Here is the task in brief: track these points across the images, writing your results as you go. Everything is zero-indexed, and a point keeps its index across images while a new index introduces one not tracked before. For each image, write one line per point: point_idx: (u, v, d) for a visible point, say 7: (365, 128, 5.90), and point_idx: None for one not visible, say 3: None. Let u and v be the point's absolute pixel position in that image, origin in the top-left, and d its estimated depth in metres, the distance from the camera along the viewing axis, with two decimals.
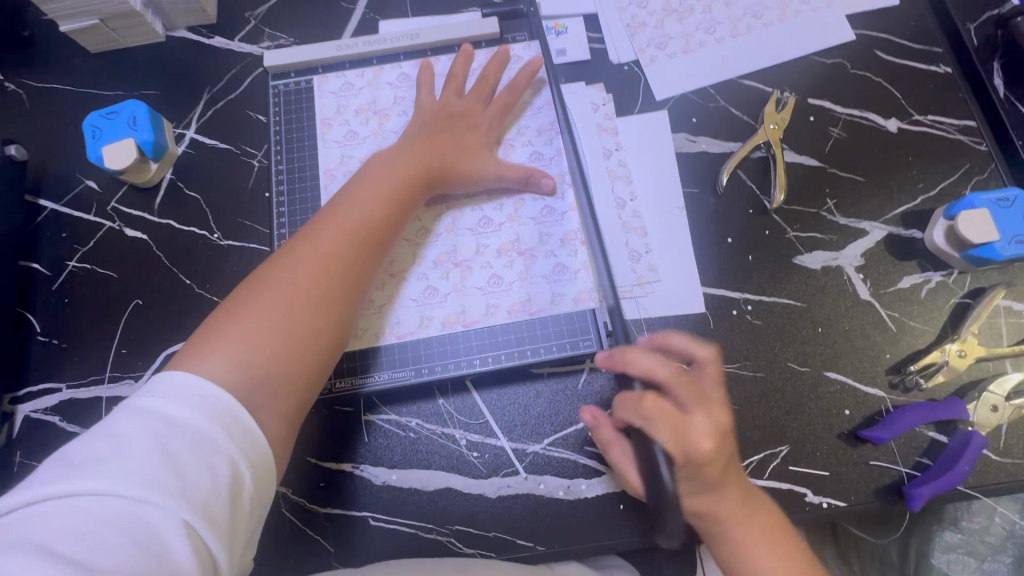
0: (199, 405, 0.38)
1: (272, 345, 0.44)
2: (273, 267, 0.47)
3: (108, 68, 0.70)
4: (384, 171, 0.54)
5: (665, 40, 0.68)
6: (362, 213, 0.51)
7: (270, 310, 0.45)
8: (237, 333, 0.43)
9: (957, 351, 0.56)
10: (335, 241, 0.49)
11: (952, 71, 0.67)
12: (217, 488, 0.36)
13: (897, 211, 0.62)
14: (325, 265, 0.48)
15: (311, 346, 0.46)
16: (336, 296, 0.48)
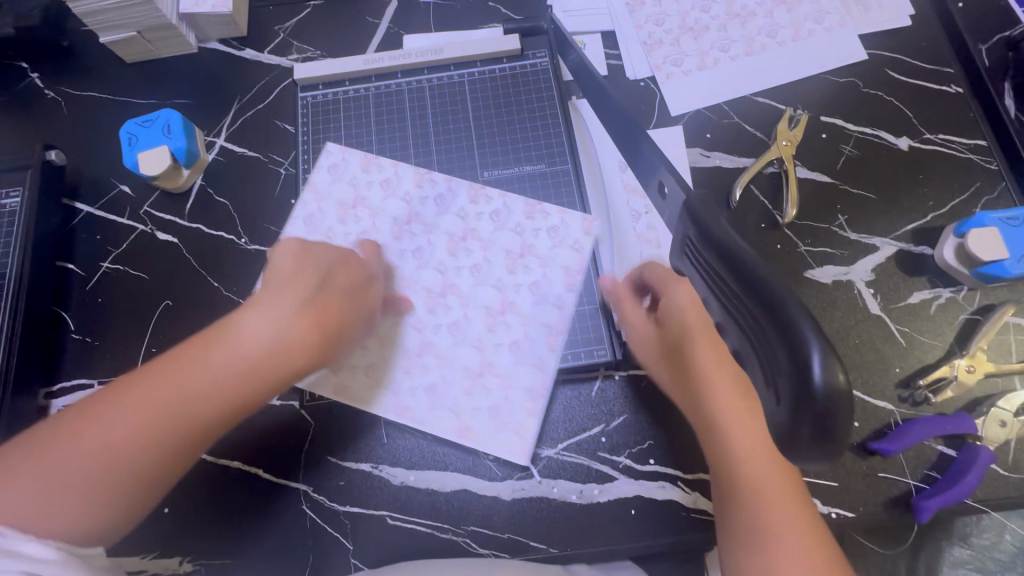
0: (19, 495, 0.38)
1: (72, 486, 0.40)
2: (90, 408, 0.42)
3: (144, 78, 0.73)
4: (260, 321, 0.47)
5: (681, 58, 0.70)
6: (204, 378, 0.44)
7: (56, 469, 0.40)
8: (23, 475, 0.39)
9: (966, 366, 0.56)
10: (158, 404, 0.43)
11: (963, 92, 0.68)
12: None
13: (908, 227, 0.63)
14: (135, 431, 0.42)
15: (118, 491, 0.41)
16: (141, 467, 0.42)
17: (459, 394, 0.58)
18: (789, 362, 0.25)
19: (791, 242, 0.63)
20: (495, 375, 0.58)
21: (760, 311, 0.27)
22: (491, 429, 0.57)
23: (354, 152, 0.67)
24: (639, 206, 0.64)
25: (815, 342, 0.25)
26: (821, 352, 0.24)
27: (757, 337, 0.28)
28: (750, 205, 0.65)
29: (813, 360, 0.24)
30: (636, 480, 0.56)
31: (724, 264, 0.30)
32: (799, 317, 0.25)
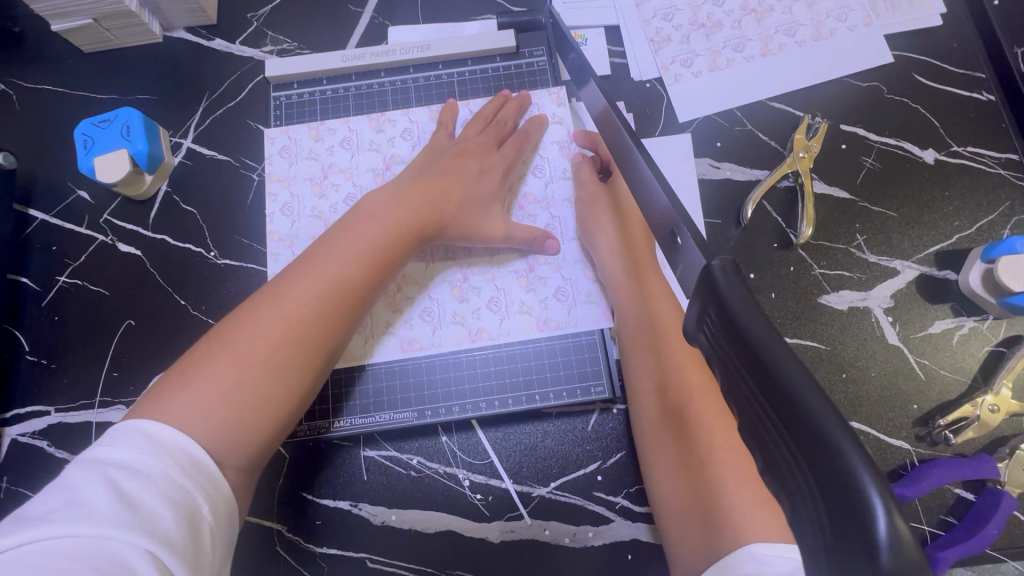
0: (160, 450, 0.36)
1: (225, 410, 0.40)
2: (245, 315, 0.43)
3: (103, 70, 0.67)
4: (378, 215, 0.49)
5: (691, 57, 0.64)
6: (346, 267, 0.46)
7: (231, 369, 0.41)
8: (204, 379, 0.40)
9: (990, 405, 0.53)
10: (312, 298, 0.44)
11: (995, 100, 0.63)
12: (179, 520, 0.34)
13: (931, 250, 0.59)
14: (295, 321, 0.43)
15: (267, 411, 0.41)
16: (306, 356, 0.43)
17: (522, 306, 0.55)
18: (835, 518, 0.18)
19: (805, 265, 0.58)
20: (548, 264, 0.56)
21: (789, 428, 0.20)
22: (566, 310, 0.55)
23: (295, 129, 0.62)
24: None
25: (872, 489, 0.17)
26: (886, 506, 0.17)
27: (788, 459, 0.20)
28: (762, 222, 0.60)
29: (873, 517, 0.17)
30: (634, 523, 0.52)
31: (739, 351, 0.23)
32: (848, 447, 0.18)
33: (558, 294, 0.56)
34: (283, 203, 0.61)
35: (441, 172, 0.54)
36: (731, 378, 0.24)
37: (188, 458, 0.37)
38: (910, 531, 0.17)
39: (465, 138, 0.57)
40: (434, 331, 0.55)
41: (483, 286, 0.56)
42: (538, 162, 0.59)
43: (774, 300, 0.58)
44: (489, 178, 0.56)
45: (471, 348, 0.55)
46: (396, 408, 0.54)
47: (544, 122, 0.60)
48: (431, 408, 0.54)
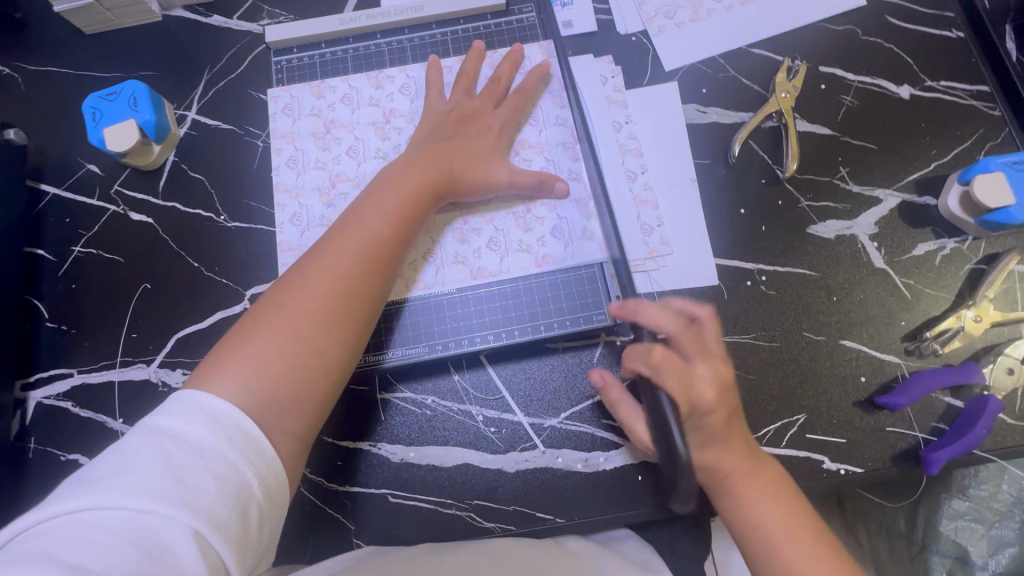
0: (211, 423, 0.38)
1: (276, 366, 0.43)
2: (292, 279, 0.47)
3: (105, 50, 0.69)
4: (396, 181, 0.52)
5: (674, 9, 0.67)
6: (374, 226, 0.49)
7: (289, 327, 0.44)
8: (256, 341, 0.43)
9: (973, 316, 0.56)
10: (345, 261, 0.47)
11: (963, 36, 0.66)
12: (224, 494, 0.36)
13: (911, 178, 0.62)
14: (331, 284, 0.46)
15: (314, 369, 0.44)
16: (351, 309, 0.47)
17: (524, 241, 0.58)
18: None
19: (793, 198, 0.61)
20: (544, 205, 0.59)
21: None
22: (563, 246, 0.58)
23: (298, 90, 0.65)
24: (635, 166, 0.62)
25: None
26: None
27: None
28: (749, 160, 0.63)
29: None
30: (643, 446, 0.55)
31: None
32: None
33: (554, 231, 0.58)
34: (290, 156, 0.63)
35: (446, 138, 0.56)
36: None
37: (240, 435, 0.38)
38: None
39: (461, 103, 0.59)
40: (437, 268, 0.58)
41: (481, 227, 0.58)
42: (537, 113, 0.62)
43: (765, 232, 0.60)
44: (488, 135, 0.58)
45: (473, 291, 0.57)
46: (408, 343, 0.56)
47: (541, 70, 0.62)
48: (441, 343, 0.56)
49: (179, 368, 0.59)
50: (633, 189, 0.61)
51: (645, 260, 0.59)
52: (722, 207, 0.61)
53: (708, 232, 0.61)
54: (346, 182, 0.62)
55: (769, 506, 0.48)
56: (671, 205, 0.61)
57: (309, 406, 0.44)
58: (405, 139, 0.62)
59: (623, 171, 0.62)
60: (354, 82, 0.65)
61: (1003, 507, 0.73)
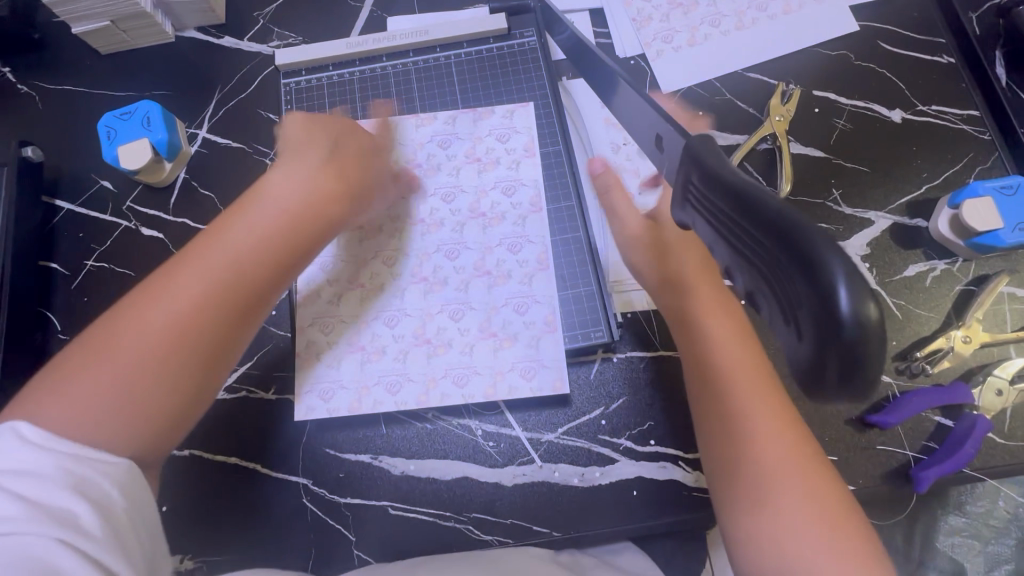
0: (39, 447, 0.36)
1: (106, 407, 0.39)
2: (129, 309, 0.42)
3: (120, 70, 0.71)
4: (268, 198, 0.48)
5: (671, 34, 0.69)
6: (239, 249, 0.45)
7: (123, 364, 0.40)
8: (80, 377, 0.39)
9: (962, 336, 0.57)
10: (198, 288, 0.42)
11: (954, 61, 0.68)
12: (83, 502, 0.35)
13: (903, 200, 0.63)
14: (189, 313, 0.42)
15: (162, 405, 0.40)
16: (201, 341, 0.42)
17: (534, 219, 0.61)
18: (810, 288, 0.22)
19: None
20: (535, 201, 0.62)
21: (773, 244, 0.23)
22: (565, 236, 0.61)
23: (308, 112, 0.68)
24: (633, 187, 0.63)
25: (836, 269, 0.21)
26: (846, 277, 0.20)
27: (787, 282, 0.23)
28: None
29: (838, 290, 0.21)
30: (638, 461, 0.56)
31: (726, 201, 0.26)
32: (812, 232, 0.22)
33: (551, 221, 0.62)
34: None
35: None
36: (733, 249, 0.26)
37: (88, 451, 0.37)
38: (870, 299, 0.20)
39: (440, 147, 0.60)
40: (471, 276, 0.60)
41: (504, 221, 0.61)
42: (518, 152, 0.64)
43: None
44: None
45: (505, 278, 0.60)
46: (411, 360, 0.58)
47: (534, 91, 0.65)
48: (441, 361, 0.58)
49: None
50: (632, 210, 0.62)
51: None
52: None
53: None
54: None
55: (793, 479, 0.41)
56: None
57: (156, 438, 0.40)
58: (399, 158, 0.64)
59: None
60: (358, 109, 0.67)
61: (1000, 524, 0.74)
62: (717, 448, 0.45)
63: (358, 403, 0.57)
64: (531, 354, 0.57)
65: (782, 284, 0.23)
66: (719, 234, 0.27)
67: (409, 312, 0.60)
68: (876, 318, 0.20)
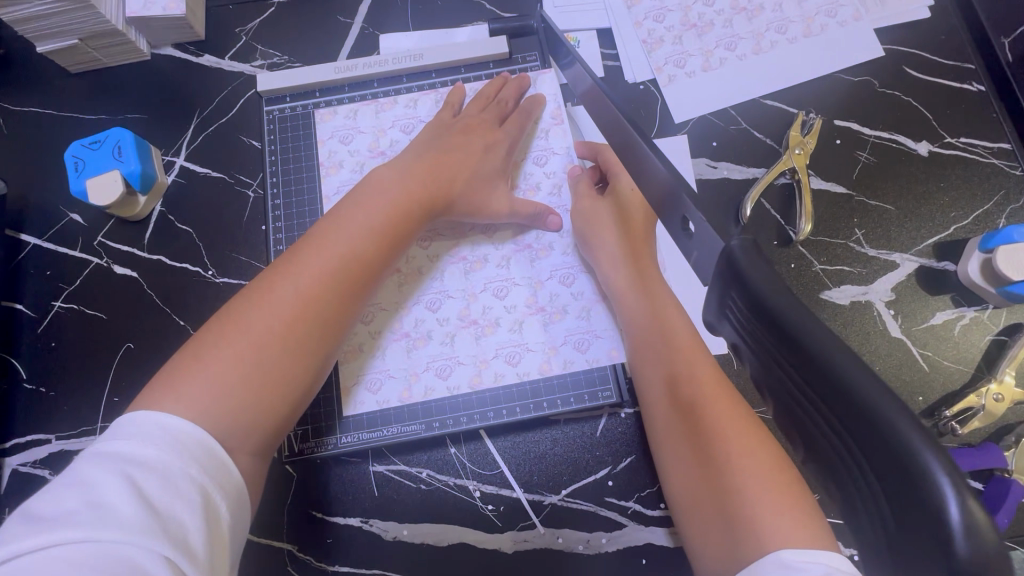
0: (173, 442, 0.36)
1: (238, 393, 0.40)
2: (256, 293, 0.44)
3: (91, 91, 0.66)
4: (385, 191, 0.50)
5: (684, 57, 0.64)
6: (353, 243, 0.47)
7: (252, 345, 0.42)
8: (213, 363, 0.41)
9: (994, 394, 0.53)
10: (322, 275, 0.45)
11: (985, 90, 0.63)
12: (198, 517, 0.34)
13: (930, 241, 0.59)
14: (310, 299, 0.44)
15: (284, 390, 0.42)
16: (324, 328, 0.45)
17: (538, 259, 0.57)
18: (900, 492, 0.18)
19: (806, 261, 0.59)
20: (541, 236, 0.58)
21: (850, 427, 0.20)
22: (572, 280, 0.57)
23: (294, 141, 0.63)
24: None
25: (944, 477, 0.17)
26: (957, 491, 0.17)
27: (864, 469, 0.19)
28: (761, 220, 0.60)
29: (946, 504, 0.17)
30: (647, 526, 0.53)
31: (779, 341, 0.23)
32: (900, 419, 0.18)
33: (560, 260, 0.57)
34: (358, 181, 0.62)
35: (447, 151, 0.54)
36: (785, 407, 0.23)
37: (210, 455, 0.37)
38: (983, 514, 0.17)
39: (467, 115, 0.58)
40: (512, 252, 0.57)
41: (540, 192, 0.59)
42: (546, 124, 0.61)
43: None
44: (486, 156, 0.56)
45: (546, 250, 0.57)
46: (403, 421, 0.54)
47: (543, 100, 0.61)
48: (438, 420, 0.54)
49: None
50: None
51: None
52: None
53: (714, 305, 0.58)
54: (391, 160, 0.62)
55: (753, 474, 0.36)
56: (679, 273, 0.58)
57: (276, 426, 0.43)
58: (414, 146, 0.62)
59: None
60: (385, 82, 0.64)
61: None
62: (670, 429, 0.43)
63: (409, 391, 0.54)
64: (584, 326, 0.55)
65: (849, 466, 0.20)
66: (769, 385, 0.24)
67: (451, 293, 0.56)
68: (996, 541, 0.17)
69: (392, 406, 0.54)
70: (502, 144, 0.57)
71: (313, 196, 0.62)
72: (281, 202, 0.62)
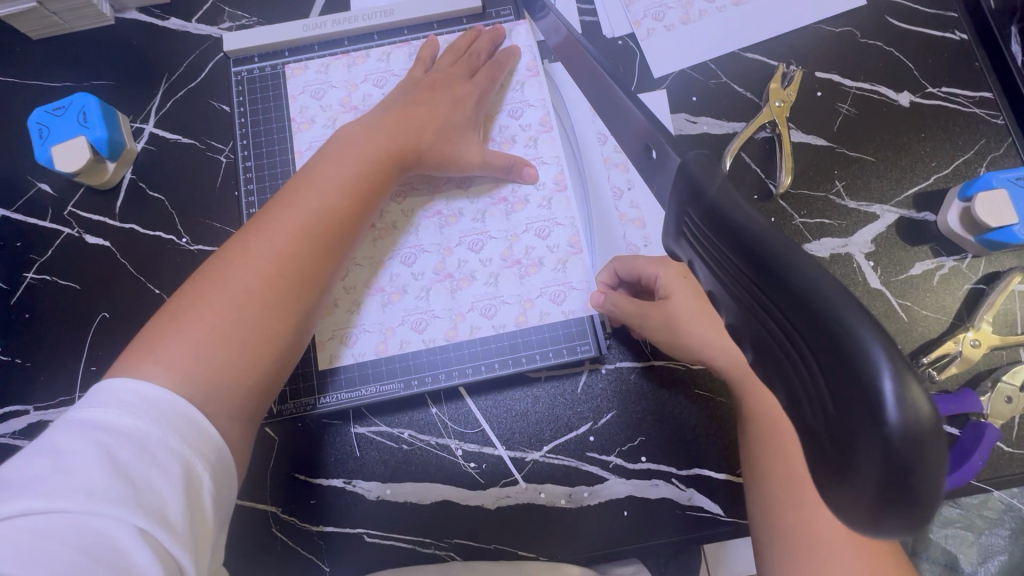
0: (146, 410, 0.35)
1: (222, 351, 0.40)
2: (233, 254, 0.43)
3: (54, 57, 0.64)
4: (353, 148, 0.49)
5: (662, 10, 0.63)
6: (326, 199, 0.46)
7: (231, 305, 0.41)
8: (190, 324, 0.40)
9: (971, 340, 0.53)
10: (296, 233, 0.44)
11: (967, 38, 0.62)
12: (174, 486, 0.33)
13: (910, 192, 0.59)
14: (285, 256, 0.43)
15: (266, 348, 0.42)
16: (303, 284, 0.44)
17: (516, 214, 0.56)
18: (839, 381, 0.19)
19: (786, 215, 0.58)
20: (517, 193, 0.57)
21: (798, 327, 0.20)
22: (549, 234, 0.56)
23: (265, 104, 0.62)
24: (621, 182, 0.58)
25: (880, 355, 0.17)
26: (893, 370, 0.17)
27: (812, 373, 0.20)
28: (741, 175, 0.59)
29: (881, 384, 0.17)
30: (628, 480, 0.53)
31: (733, 252, 0.23)
32: (842, 306, 0.18)
33: (537, 216, 0.56)
34: (330, 135, 0.60)
35: (413, 104, 0.53)
36: (738, 315, 0.23)
37: (186, 422, 0.36)
38: (921, 394, 0.17)
39: (437, 70, 0.56)
40: (487, 207, 0.56)
41: (516, 144, 0.58)
42: (521, 76, 0.60)
43: None
44: (459, 109, 0.55)
45: (522, 204, 0.56)
46: (381, 380, 0.54)
47: (517, 54, 0.59)
48: (417, 378, 0.53)
49: None
50: (618, 208, 0.57)
51: None
52: None
53: None
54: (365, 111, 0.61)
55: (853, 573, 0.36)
56: None
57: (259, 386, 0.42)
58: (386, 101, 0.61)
59: (609, 186, 0.58)
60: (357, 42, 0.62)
61: (994, 514, 0.70)
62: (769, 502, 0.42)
63: (385, 345, 0.54)
64: (559, 278, 0.55)
65: (800, 372, 0.20)
66: (726, 300, 0.24)
67: (426, 248, 0.56)
68: (930, 421, 0.17)
69: (368, 360, 0.54)
70: (473, 104, 0.56)
71: (285, 159, 0.61)
72: (253, 165, 0.61)
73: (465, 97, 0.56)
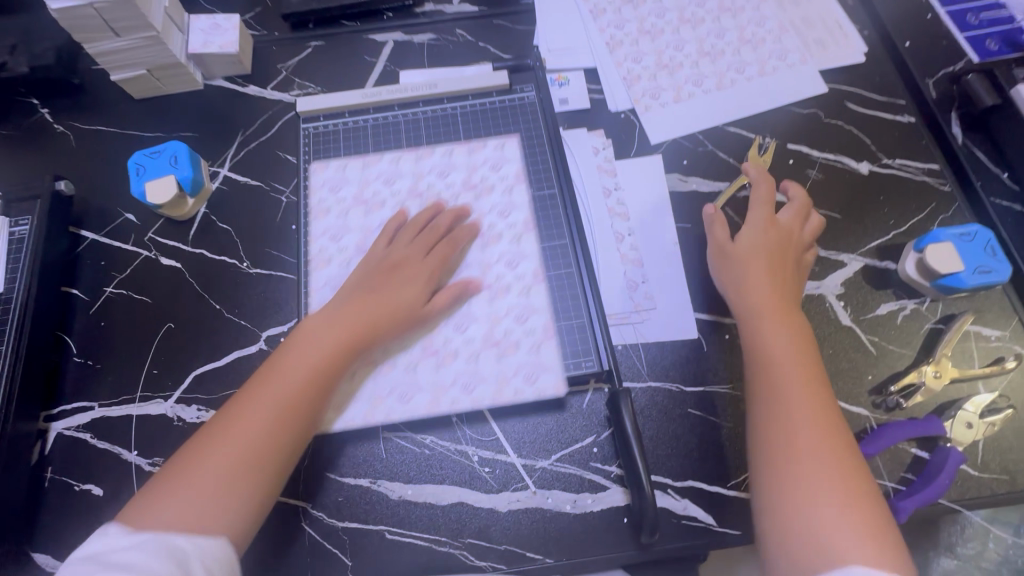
0: (133, 529, 0.44)
1: (209, 506, 0.46)
2: (225, 422, 0.50)
3: (151, 113, 0.77)
4: (333, 316, 0.57)
5: (658, 91, 0.76)
6: (306, 360, 0.54)
7: (220, 464, 0.47)
8: (186, 485, 0.46)
9: (933, 372, 0.61)
10: (280, 396, 0.51)
11: (914, 120, 0.74)
12: (164, 560, 0.41)
13: (872, 244, 0.68)
14: (269, 418, 0.50)
15: (247, 497, 0.47)
16: (286, 437, 0.50)
17: (525, 257, 0.66)
18: None
19: None
20: (531, 236, 0.67)
21: None
22: (558, 268, 0.66)
23: (325, 155, 0.73)
24: (623, 228, 0.69)
25: None
26: None
27: None
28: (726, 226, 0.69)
29: None
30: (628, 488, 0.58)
31: None
32: None
33: (549, 254, 0.67)
34: (376, 183, 0.72)
35: (377, 286, 0.60)
36: None
37: (170, 521, 0.45)
38: None
39: (399, 242, 0.63)
40: (505, 247, 0.67)
41: (520, 207, 0.69)
42: (537, 143, 0.72)
43: None
44: (421, 264, 0.62)
45: (530, 251, 0.66)
46: (411, 385, 0.61)
47: (467, 213, 0.68)
48: (443, 385, 0.61)
49: (194, 404, 0.63)
50: (621, 249, 0.68)
51: (630, 313, 0.65)
52: (700, 268, 0.67)
53: (691, 297, 0.66)
54: (408, 164, 0.73)
55: (835, 509, 0.45)
56: (655, 265, 0.67)
57: (252, 508, 0.47)
58: (426, 156, 0.73)
59: (612, 231, 0.69)
60: (404, 108, 0.75)
61: (986, 559, 0.71)
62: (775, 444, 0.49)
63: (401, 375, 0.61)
64: (565, 307, 0.64)
65: None
66: None
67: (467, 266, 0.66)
68: None
69: (399, 369, 0.61)
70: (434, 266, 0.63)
71: (337, 199, 0.71)
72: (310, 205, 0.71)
73: (442, 226, 0.65)
